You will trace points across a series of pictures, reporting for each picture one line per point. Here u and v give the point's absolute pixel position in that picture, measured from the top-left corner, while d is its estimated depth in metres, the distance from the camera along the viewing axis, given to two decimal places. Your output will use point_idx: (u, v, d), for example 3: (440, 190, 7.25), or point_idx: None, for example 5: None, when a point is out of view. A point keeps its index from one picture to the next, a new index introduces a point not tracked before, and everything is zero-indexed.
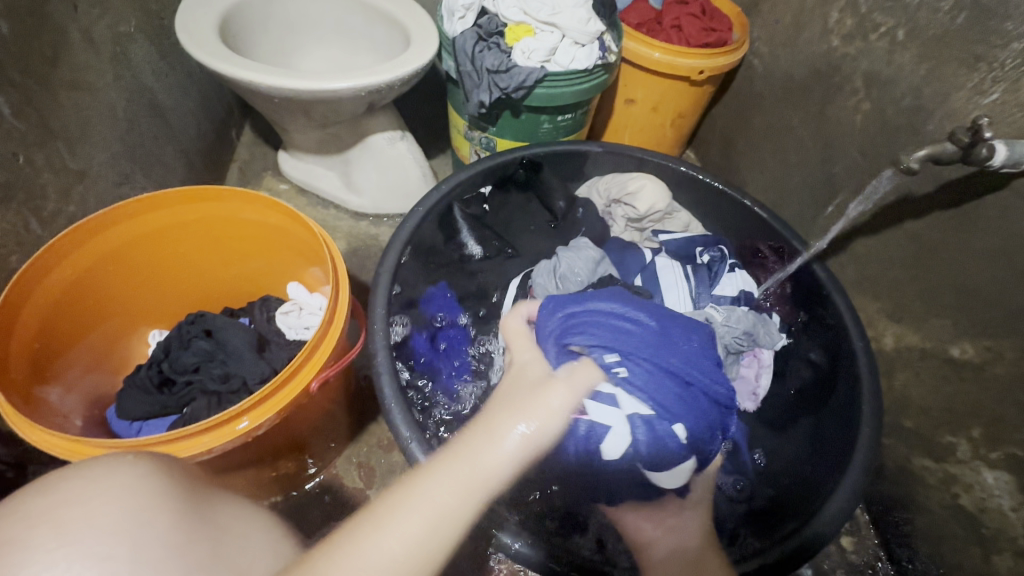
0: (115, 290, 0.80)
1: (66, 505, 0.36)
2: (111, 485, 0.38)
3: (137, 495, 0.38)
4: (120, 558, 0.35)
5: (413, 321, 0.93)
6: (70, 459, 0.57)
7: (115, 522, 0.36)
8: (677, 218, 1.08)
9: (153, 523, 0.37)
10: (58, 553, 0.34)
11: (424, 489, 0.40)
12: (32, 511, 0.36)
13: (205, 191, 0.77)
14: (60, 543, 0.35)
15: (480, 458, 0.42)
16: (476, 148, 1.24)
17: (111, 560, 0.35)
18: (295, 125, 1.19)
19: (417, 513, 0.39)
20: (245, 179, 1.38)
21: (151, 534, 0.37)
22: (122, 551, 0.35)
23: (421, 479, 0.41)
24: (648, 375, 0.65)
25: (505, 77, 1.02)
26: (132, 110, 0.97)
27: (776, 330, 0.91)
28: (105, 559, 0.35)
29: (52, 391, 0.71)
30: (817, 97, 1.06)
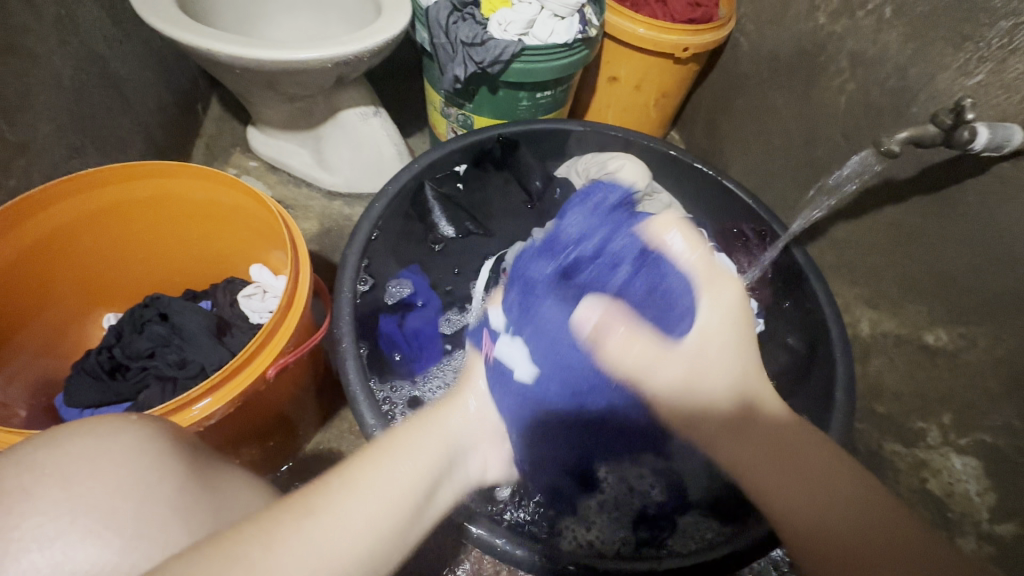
0: (62, 271, 0.76)
1: (72, 463, 0.45)
2: (117, 444, 0.46)
3: (141, 458, 0.46)
4: (124, 512, 0.44)
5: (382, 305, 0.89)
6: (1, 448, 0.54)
7: (121, 480, 0.45)
8: (658, 199, 1.04)
9: (157, 484, 0.45)
10: (67, 503, 0.43)
11: (379, 472, 0.46)
12: (41, 464, 0.44)
13: (153, 167, 0.72)
14: (66, 494, 0.44)
15: (442, 422, 0.54)
16: (453, 125, 1.20)
17: (114, 514, 0.43)
18: (262, 98, 1.14)
19: (364, 496, 0.44)
20: (211, 155, 1.32)
21: (151, 496, 0.44)
22: (118, 505, 0.44)
23: (340, 474, 0.45)
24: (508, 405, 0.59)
25: (480, 50, 0.97)
26: (83, 80, 0.91)
27: (753, 316, 0.90)
28: (108, 513, 0.43)
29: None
30: (802, 78, 1.04)
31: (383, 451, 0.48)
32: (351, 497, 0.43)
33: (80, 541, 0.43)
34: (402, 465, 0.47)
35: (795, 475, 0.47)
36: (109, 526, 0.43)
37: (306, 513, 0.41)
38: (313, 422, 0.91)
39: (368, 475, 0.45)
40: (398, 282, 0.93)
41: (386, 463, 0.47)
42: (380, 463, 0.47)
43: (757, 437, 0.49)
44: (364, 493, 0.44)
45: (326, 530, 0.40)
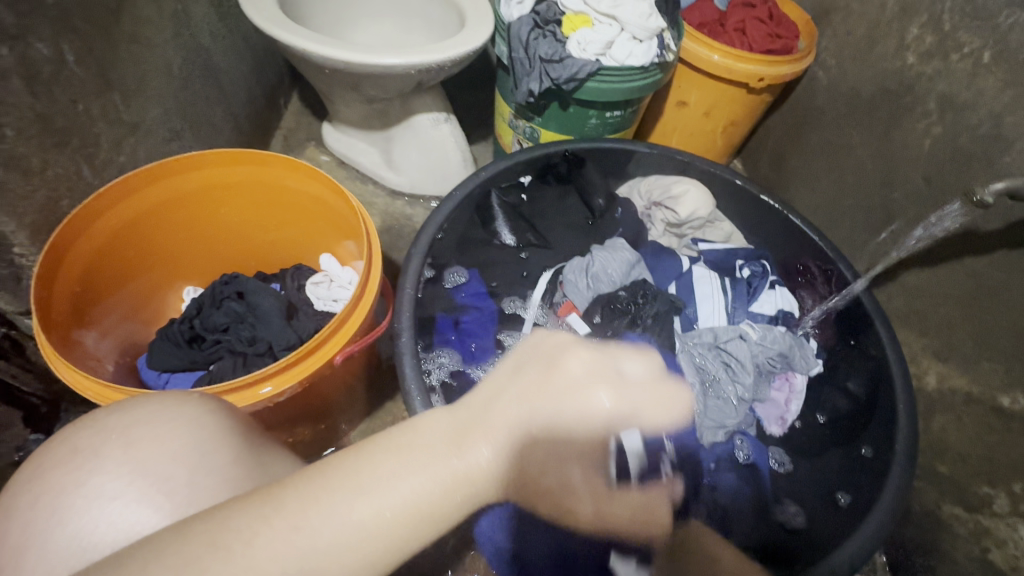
0: (156, 244, 0.82)
1: (137, 428, 0.49)
2: (176, 415, 0.50)
3: (198, 430, 0.50)
4: (178, 479, 0.47)
5: (440, 305, 0.92)
6: (97, 401, 0.59)
7: (177, 448, 0.49)
8: (719, 227, 1.04)
9: (211, 454, 0.49)
10: (126, 464, 0.48)
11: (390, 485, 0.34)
12: (110, 428, 0.49)
13: (250, 154, 0.77)
14: (126, 457, 0.48)
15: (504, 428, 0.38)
16: (520, 137, 1.23)
17: (168, 480, 0.47)
18: (343, 97, 1.20)
19: (363, 509, 0.33)
20: (288, 147, 1.40)
21: (202, 466, 0.48)
22: (173, 471, 0.48)
23: (353, 467, 0.35)
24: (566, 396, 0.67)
25: (558, 67, 0.99)
26: (188, 69, 0.99)
27: (813, 355, 0.87)
28: (162, 478, 0.47)
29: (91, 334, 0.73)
30: (883, 117, 1.01)
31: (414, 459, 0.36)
32: (360, 498, 0.34)
33: (138, 499, 0.47)
34: (425, 485, 0.35)
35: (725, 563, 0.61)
36: (166, 489, 0.47)
37: (300, 521, 0.32)
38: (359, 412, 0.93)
39: (401, 467, 0.35)
40: (454, 270, 0.96)
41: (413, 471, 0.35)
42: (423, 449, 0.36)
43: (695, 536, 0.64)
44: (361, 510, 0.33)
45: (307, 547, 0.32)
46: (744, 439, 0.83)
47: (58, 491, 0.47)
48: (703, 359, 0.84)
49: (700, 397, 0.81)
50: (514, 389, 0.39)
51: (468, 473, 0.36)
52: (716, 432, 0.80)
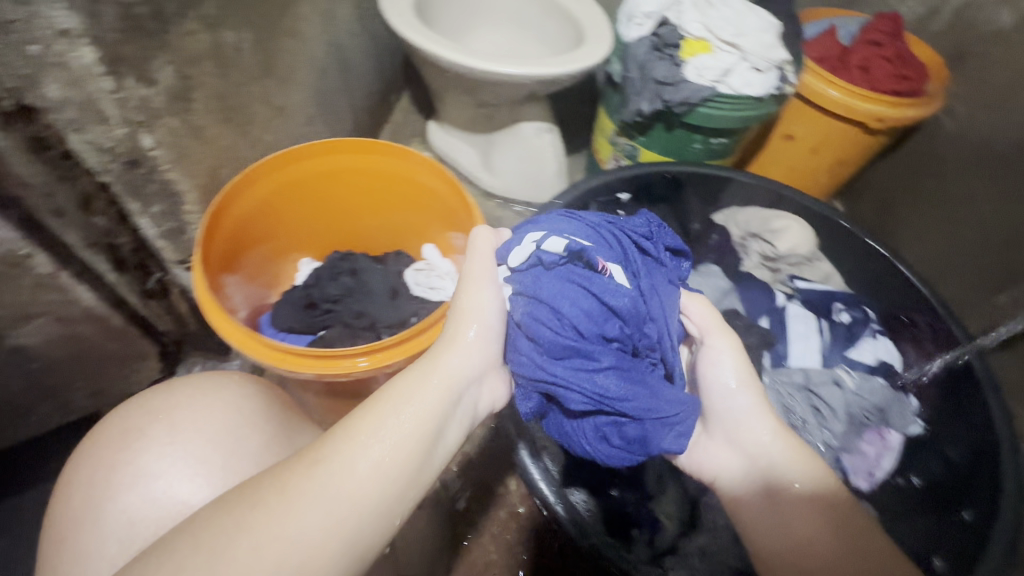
0: (290, 217, 0.90)
1: (180, 413, 0.58)
2: (214, 401, 0.59)
3: (232, 415, 0.59)
4: (215, 458, 0.56)
5: None
6: (240, 348, 0.68)
7: (213, 431, 0.57)
8: (817, 267, 1.01)
9: (246, 438, 0.58)
10: (171, 444, 0.55)
11: (372, 431, 0.46)
12: (155, 411, 0.57)
13: (383, 145, 0.84)
14: (170, 438, 0.56)
15: (433, 371, 0.53)
16: (618, 154, 1.25)
17: (208, 459, 0.55)
18: (455, 98, 1.26)
19: (364, 455, 0.45)
20: (395, 141, 1.50)
21: (239, 445, 0.57)
22: (211, 453, 0.56)
23: (339, 435, 0.46)
24: (558, 360, 0.53)
25: (672, 90, 1.00)
26: (329, 63, 1.09)
27: (911, 413, 0.82)
28: (204, 457, 0.55)
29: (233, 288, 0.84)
30: (1020, 174, 0.95)
31: (375, 410, 0.48)
32: (361, 442, 0.46)
33: (184, 479, 0.54)
34: (399, 423, 0.48)
35: (819, 529, 0.54)
36: (206, 465, 0.55)
37: (317, 462, 0.44)
38: None
39: (369, 433, 0.46)
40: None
41: (389, 419, 0.48)
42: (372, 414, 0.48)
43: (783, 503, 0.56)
44: (360, 451, 0.45)
45: (331, 485, 0.43)
46: None
47: (95, 472, 0.54)
48: (791, 399, 0.81)
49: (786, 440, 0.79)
50: (412, 375, 0.53)
51: (420, 415, 0.49)
52: None
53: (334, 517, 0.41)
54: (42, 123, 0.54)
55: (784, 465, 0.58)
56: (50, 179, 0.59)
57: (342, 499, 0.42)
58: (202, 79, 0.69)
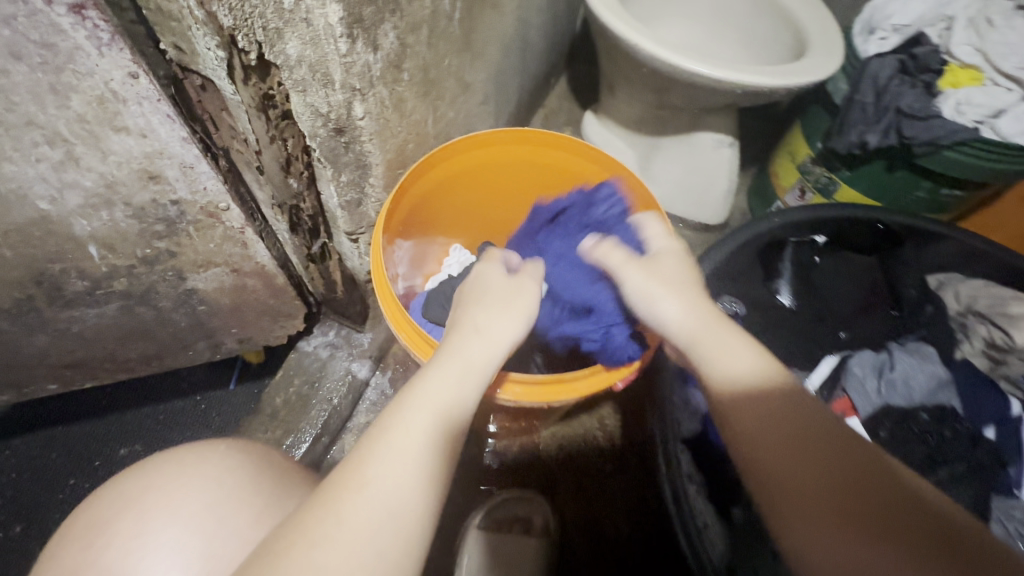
0: (457, 203, 0.86)
1: (150, 495, 0.47)
2: (197, 472, 0.49)
3: (216, 490, 0.48)
4: (196, 548, 0.45)
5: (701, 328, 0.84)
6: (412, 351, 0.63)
7: (191, 514, 0.46)
8: None
9: (231, 516, 0.47)
10: (146, 534, 0.45)
11: (407, 428, 0.41)
12: (125, 492, 0.48)
13: (572, 142, 0.77)
14: (140, 529, 0.46)
15: (460, 351, 0.48)
16: (806, 184, 1.08)
17: (191, 550, 0.45)
18: (629, 93, 1.15)
19: (402, 454, 0.40)
20: (546, 127, 1.42)
21: (228, 525, 0.46)
22: (193, 542, 0.45)
23: (366, 444, 0.40)
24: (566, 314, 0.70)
25: (917, 125, 0.83)
26: (513, 39, 1.02)
27: None
28: (186, 546, 0.45)
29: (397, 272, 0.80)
30: None
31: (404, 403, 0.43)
32: (393, 445, 0.40)
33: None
34: (430, 412, 0.43)
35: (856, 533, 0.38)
36: (189, 555, 0.45)
37: (359, 475, 0.38)
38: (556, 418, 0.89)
39: (401, 429, 0.41)
40: (731, 297, 0.84)
41: (418, 407, 0.43)
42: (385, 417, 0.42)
43: (818, 488, 0.40)
44: (396, 449, 0.40)
45: (378, 494, 0.38)
46: None
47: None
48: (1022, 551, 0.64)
49: None
50: (437, 361, 0.47)
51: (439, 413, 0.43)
52: None
53: (359, 547, 0.36)
54: (275, 82, 0.53)
55: (717, 351, 0.48)
56: (265, 139, 0.58)
57: (367, 521, 0.37)
58: (415, 48, 0.64)
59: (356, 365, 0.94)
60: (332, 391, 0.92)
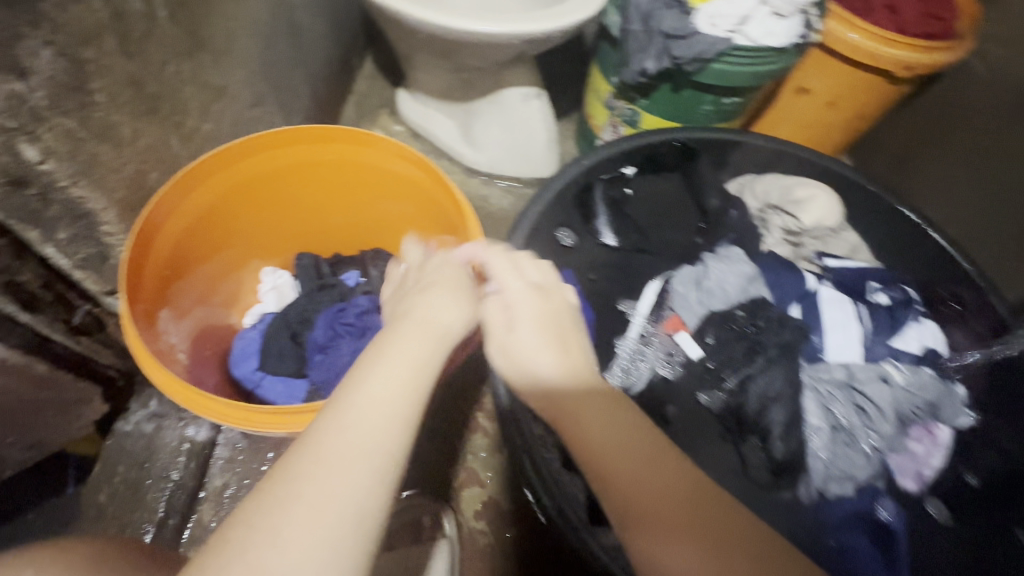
0: (241, 222, 0.77)
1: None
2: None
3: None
4: None
5: None
6: (186, 407, 0.53)
7: None
8: (843, 239, 0.89)
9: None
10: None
11: (379, 363, 0.39)
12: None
13: (351, 133, 0.71)
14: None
15: (428, 303, 0.45)
16: (615, 119, 1.11)
17: None
18: (428, 63, 1.10)
19: (377, 393, 0.37)
20: (361, 114, 1.33)
21: None
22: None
23: (336, 405, 0.37)
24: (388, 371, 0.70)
25: (682, 45, 0.86)
26: (274, 27, 0.91)
27: (962, 403, 0.73)
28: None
29: (177, 320, 0.70)
30: None
31: (386, 343, 0.41)
32: (368, 382, 0.38)
33: None
34: (396, 362, 0.39)
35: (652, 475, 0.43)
36: None
37: (343, 413, 0.36)
38: None
39: (372, 365, 0.38)
40: (568, 229, 0.84)
41: (407, 340, 0.41)
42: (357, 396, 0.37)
43: (629, 440, 0.45)
44: (366, 384, 0.38)
45: (360, 419, 0.35)
46: (877, 497, 0.69)
47: None
48: (831, 399, 0.72)
49: (829, 442, 0.70)
50: (402, 323, 0.44)
51: (438, 354, 0.42)
52: (843, 483, 0.69)
53: (354, 448, 0.34)
54: None
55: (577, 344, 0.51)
56: None
57: (365, 430, 0.35)
58: (103, 61, 0.53)
59: (190, 429, 0.83)
60: (167, 466, 0.80)
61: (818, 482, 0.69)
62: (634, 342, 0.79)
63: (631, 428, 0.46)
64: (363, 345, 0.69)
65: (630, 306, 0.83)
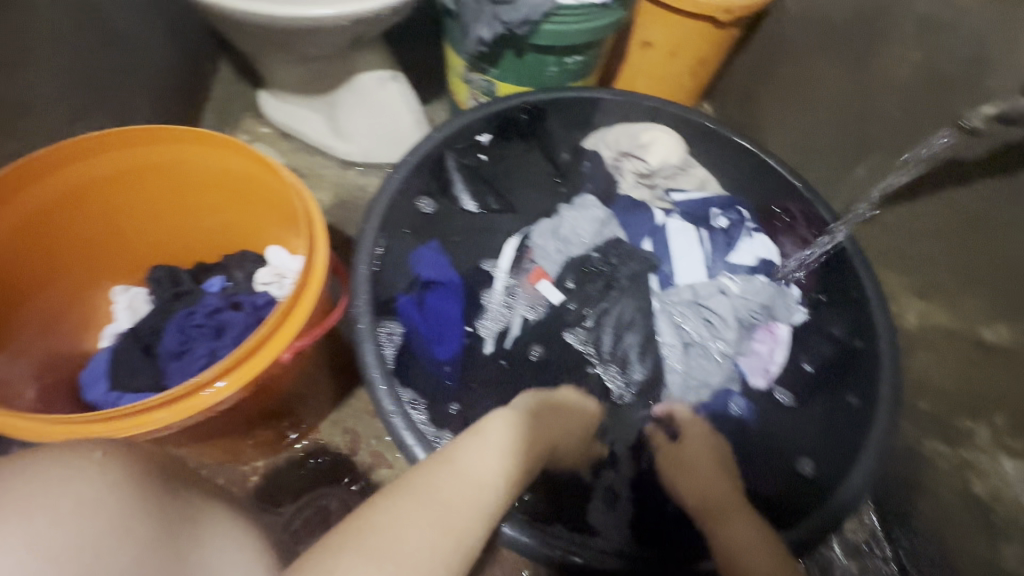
0: (72, 240, 0.75)
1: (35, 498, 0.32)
2: (80, 484, 0.33)
3: (104, 493, 0.34)
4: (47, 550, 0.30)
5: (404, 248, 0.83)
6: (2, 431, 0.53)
7: (89, 521, 0.32)
8: (692, 175, 0.94)
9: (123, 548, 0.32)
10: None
11: (480, 441, 0.51)
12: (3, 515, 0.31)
13: (160, 130, 0.69)
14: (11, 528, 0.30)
15: (565, 417, 0.65)
16: (475, 92, 1.13)
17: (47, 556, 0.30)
18: (275, 59, 1.07)
19: (473, 471, 0.47)
20: (223, 120, 1.28)
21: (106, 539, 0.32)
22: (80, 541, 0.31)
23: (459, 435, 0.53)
24: None
25: (509, 9, 0.90)
26: None
27: (794, 302, 0.82)
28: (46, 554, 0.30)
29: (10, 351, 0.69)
30: (860, 47, 0.93)
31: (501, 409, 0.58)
32: (456, 465, 0.47)
33: None
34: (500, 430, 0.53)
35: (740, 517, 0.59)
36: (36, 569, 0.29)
37: (449, 465, 0.47)
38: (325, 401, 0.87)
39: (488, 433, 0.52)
40: (426, 197, 0.84)
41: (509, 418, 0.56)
42: (418, 511, 0.42)
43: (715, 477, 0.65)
44: (467, 476, 0.46)
45: (459, 478, 0.46)
46: (729, 396, 0.79)
47: None
48: (683, 317, 0.79)
49: (683, 356, 0.77)
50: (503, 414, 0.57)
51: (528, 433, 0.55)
52: (701, 391, 0.76)
53: (450, 506, 0.43)
54: None
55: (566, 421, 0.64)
56: None
57: (466, 487, 0.45)
58: None
59: None
60: None
61: (678, 394, 0.76)
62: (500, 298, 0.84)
63: (721, 476, 0.66)
64: (219, 344, 0.69)
65: (493, 264, 0.87)
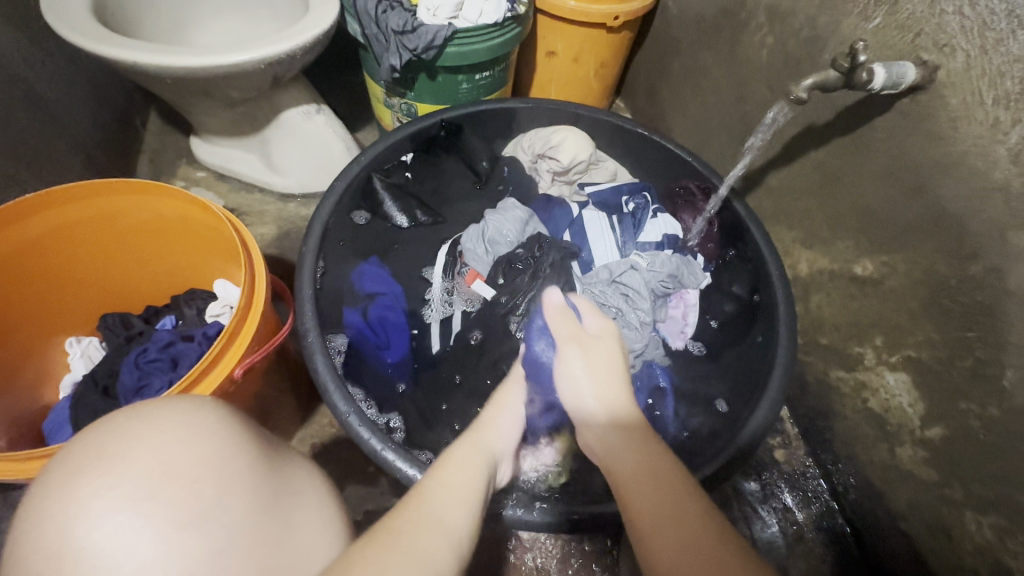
0: (17, 301, 0.78)
1: (144, 450, 0.38)
2: (189, 424, 0.40)
3: (202, 441, 0.40)
4: (163, 493, 0.36)
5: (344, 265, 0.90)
6: None
7: (194, 454, 0.39)
8: (603, 167, 1.03)
9: (220, 468, 0.39)
10: (116, 485, 0.36)
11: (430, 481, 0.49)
12: (111, 455, 0.37)
13: (89, 185, 0.74)
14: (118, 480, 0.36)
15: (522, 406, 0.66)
16: (399, 115, 1.21)
17: (153, 500, 0.36)
18: (200, 107, 1.12)
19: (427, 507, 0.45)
20: (158, 169, 1.31)
21: (211, 476, 0.38)
22: (194, 471, 0.38)
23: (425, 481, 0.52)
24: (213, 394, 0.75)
25: (412, 37, 0.98)
26: None
27: (700, 270, 0.95)
28: (153, 491, 0.36)
29: None
30: (727, 37, 1.06)
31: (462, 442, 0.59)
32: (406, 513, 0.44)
33: (132, 529, 0.35)
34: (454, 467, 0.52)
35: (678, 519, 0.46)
36: (149, 510, 0.36)
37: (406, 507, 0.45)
38: (289, 420, 0.91)
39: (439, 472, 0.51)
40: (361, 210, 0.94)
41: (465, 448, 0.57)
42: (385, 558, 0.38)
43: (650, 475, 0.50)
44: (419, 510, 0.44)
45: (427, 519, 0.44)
46: (651, 367, 0.87)
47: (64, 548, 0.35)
48: (603, 294, 0.89)
49: None
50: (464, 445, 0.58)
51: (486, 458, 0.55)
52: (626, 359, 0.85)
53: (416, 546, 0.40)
54: None
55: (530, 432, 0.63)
56: None
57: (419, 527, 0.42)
58: None
59: None
60: None
61: None
62: (441, 297, 0.94)
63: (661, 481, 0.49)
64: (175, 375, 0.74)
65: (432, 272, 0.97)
